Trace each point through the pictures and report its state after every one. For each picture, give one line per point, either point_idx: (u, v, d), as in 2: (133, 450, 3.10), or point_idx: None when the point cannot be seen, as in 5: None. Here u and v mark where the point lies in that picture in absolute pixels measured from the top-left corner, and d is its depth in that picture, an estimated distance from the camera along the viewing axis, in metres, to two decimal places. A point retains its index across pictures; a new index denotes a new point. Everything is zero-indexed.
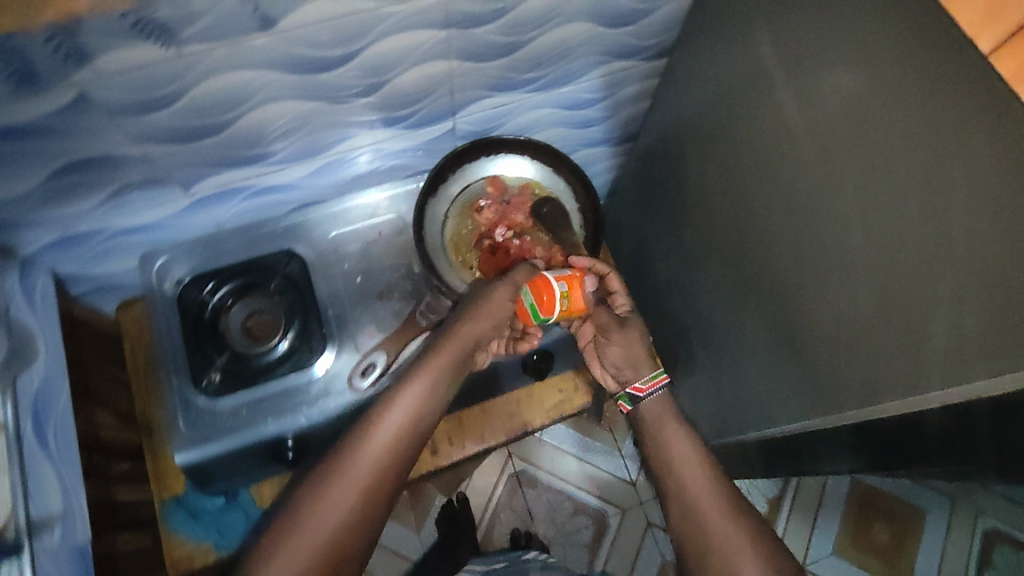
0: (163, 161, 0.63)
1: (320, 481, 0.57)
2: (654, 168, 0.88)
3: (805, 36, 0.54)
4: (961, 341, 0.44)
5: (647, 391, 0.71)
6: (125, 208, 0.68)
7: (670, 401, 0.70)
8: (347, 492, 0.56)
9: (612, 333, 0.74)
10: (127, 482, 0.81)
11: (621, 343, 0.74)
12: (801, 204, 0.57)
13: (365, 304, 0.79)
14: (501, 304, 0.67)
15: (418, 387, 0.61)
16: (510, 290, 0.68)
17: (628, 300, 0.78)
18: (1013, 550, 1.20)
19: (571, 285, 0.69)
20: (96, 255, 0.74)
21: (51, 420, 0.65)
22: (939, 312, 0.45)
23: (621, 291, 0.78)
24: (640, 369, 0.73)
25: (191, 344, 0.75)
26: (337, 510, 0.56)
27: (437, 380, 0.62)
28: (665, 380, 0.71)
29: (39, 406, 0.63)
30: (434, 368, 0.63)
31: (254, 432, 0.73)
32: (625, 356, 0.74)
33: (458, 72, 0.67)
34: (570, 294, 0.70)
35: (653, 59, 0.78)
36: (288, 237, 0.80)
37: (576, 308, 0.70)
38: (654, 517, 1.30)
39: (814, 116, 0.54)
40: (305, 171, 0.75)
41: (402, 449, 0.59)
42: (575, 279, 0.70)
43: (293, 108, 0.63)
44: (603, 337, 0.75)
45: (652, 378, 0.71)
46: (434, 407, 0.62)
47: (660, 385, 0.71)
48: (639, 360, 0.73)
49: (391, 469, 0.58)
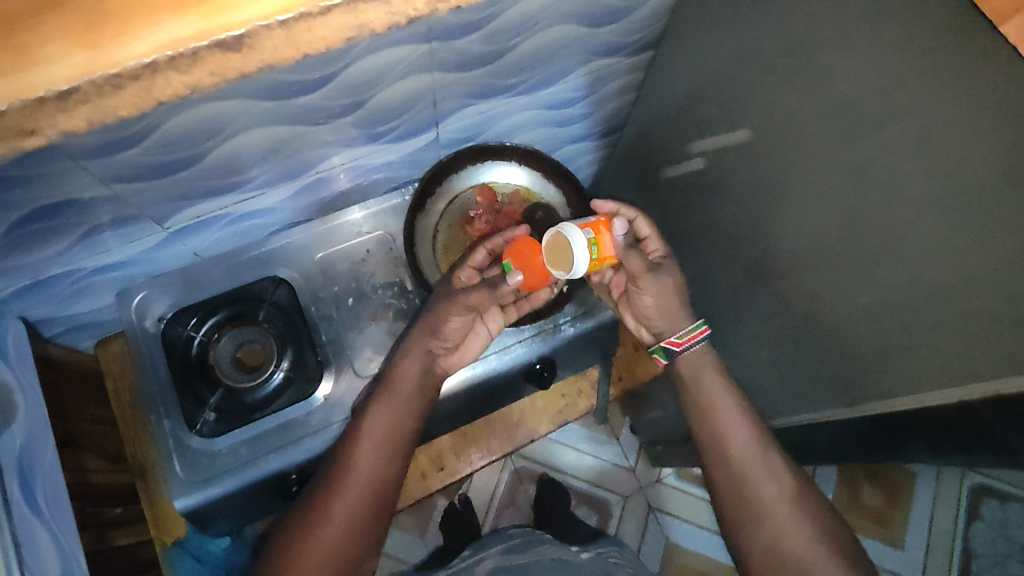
0: (134, 199, 0.59)
1: (325, 492, 0.61)
2: (641, 161, 0.86)
3: (777, 28, 0.52)
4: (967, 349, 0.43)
5: (684, 345, 0.67)
6: (96, 250, 0.65)
7: (709, 354, 0.67)
8: (344, 506, 0.60)
9: (643, 280, 0.68)
10: (123, 526, 0.78)
11: (654, 293, 0.68)
12: (792, 205, 0.56)
13: (359, 326, 0.77)
14: (450, 330, 0.69)
15: (397, 393, 0.66)
16: (463, 313, 0.69)
17: (663, 246, 0.72)
18: (998, 503, 1.24)
19: (598, 231, 0.66)
20: (67, 298, 0.70)
21: (40, 479, 0.61)
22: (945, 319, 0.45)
23: (654, 237, 0.72)
24: (676, 324, 0.69)
25: (180, 384, 0.72)
26: (344, 513, 0.59)
27: (410, 372, 0.67)
28: (705, 332, 0.66)
29: (25, 465, 0.59)
30: (405, 373, 0.67)
31: (255, 470, 0.70)
32: (659, 304, 0.69)
33: (441, 83, 0.64)
34: (599, 241, 0.65)
35: (636, 54, 0.75)
36: (270, 262, 0.78)
37: (608, 255, 0.66)
38: (654, 501, 1.31)
39: (794, 111, 0.52)
40: (285, 195, 0.71)
41: (393, 454, 0.64)
42: (601, 225, 0.67)
43: (269, 134, 0.59)
44: (635, 287, 0.69)
45: (688, 331, 0.67)
46: (412, 412, 0.66)
47: (699, 338, 0.67)
48: (672, 312, 0.68)
49: (388, 470, 0.63)
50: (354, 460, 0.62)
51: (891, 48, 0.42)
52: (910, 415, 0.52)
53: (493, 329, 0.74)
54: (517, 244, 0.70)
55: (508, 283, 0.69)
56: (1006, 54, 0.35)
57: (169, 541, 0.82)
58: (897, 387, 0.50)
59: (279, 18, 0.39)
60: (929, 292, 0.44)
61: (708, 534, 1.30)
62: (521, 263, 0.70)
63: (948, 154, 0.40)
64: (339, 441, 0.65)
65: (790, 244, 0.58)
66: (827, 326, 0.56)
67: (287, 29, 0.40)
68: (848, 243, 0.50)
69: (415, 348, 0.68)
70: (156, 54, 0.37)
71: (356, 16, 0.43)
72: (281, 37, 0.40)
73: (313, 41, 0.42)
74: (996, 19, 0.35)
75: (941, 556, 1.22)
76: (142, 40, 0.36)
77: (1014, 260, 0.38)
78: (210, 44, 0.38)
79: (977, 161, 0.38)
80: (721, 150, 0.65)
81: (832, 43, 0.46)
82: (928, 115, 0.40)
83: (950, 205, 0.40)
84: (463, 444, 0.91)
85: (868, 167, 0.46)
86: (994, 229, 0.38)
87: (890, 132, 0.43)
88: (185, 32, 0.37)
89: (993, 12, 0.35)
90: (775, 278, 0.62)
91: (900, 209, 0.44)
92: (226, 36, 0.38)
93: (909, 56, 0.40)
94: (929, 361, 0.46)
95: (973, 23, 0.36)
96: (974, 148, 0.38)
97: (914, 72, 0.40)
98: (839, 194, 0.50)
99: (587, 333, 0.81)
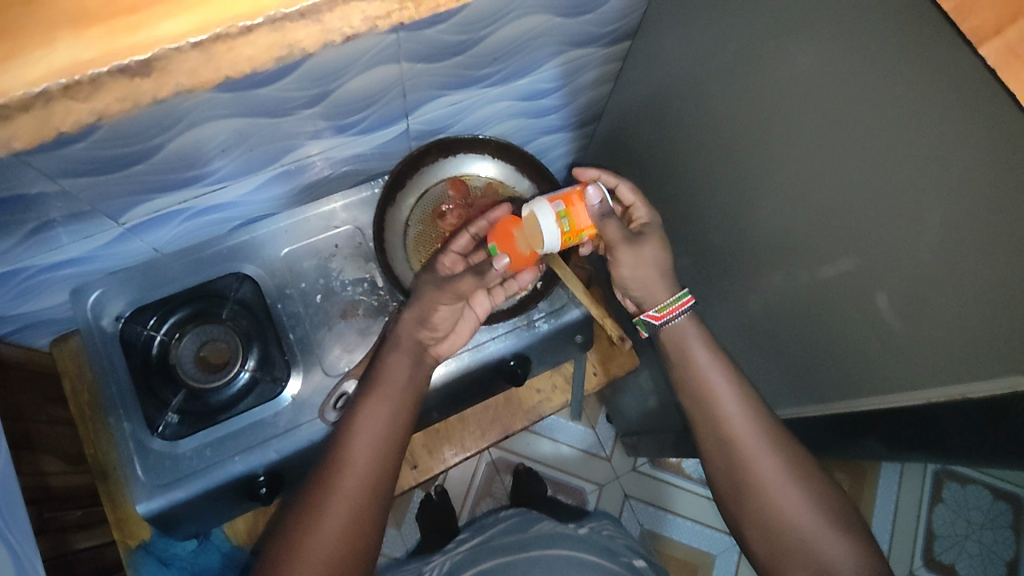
0: (86, 194, 0.56)
1: (324, 483, 0.59)
2: (618, 154, 0.84)
3: (753, 21, 0.50)
4: (940, 363, 0.43)
5: (665, 318, 0.67)
6: (48, 246, 0.61)
7: (692, 323, 0.66)
8: (346, 503, 0.58)
9: (621, 251, 0.67)
10: (82, 529, 0.76)
11: (630, 265, 0.67)
12: (764, 205, 0.55)
13: (328, 324, 0.75)
14: (438, 319, 0.69)
15: (390, 392, 0.65)
16: (451, 302, 0.69)
17: (647, 212, 0.71)
18: (959, 486, 1.27)
19: (569, 203, 0.67)
20: (17, 297, 0.65)
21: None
22: (912, 330, 0.44)
23: (639, 204, 0.71)
24: (657, 293, 0.68)
25: (141, 385, 0.70)
26: (345, 504, 0.58)
27: (400, 366, 0.67)
28: (688, 302, 0.66)
29: None
30: (391, 373, 0.66)
31: (221, 472, 0.69)
32: (636, 274, 0.68)
33: (410, 74, 0.61)
34: (571, 212, 0.67)
35: (612, 44, 0.72)
36: (235, 258, 0.75)
37: (584, 226, 0.68)
38: (630, 489, 1.32)
39: (768, 106, 0.50)
40: (247, 187, 0.68)
41: (391, 447, 0.63)
42: (575, 197, 0.68)
43: (231, 126, 0.56)
44: (612, 255, 0.68)
45: (673, 301, 0.66)
46: (408, 405, 0.65)
47: (683, 309, 0.66)
48: (650, 283, 0.67)
49: (388, 461, 0.62)
50: (351, 450, 0.61)
51: (874, 54, 0.40)
52: (883, 421, 0.52)
53: (481, 313, 0.74)
54: (502, 225, 0.72)
55: (496, 267, 0.69)
56: (978, 76, 0.34)
57: (135, 544, 0.80)
58: (867, 388, 0.50)
59: (193, 38, 0.38)
60: (903, 299, 0.44)
61: (687, 522, 1.31)
62: (506, 246, 0.71)
63: (927, 168, 0.39)
64: (328, 443, 0.64)
65: (764, 245, 0.57)
66: (803, 330, 0.56)
67: (204, 51, 0.39)
68: (816, 245, 0.50)
69: (402, 346, 0.68)
70: (50, 81, 0.37)
71: (285, 34, 0.41)
72: (198, 59, 0.40)
73: (236, 61, 0.41)
74: (975, 39, 0.33)
75: (905, 540, 1.25)
76: (33, 65, 0.37)
77: (994, 273, 0.37)
78: (111, 69, 0.38)
79: (964, 172, 0.37)
80: (697, 144, 0.63)
81: (811, 38, 0.44)
82: (906, 126, 0.39)
83: (923, 216, 0.40)
84: (437, 441, 0.90)
85: (844, 173, 0.45)
86: (970, 243, 0.38)
87: (868, 138, 0.42)
88: (84, 56, 0.37)
89: (972, 32, 0.33)
90: (750, 275, 0.61)
91: (879, 216, 0.43)
92: (130, 60, 0.38)
93: (893, 64, 0.39)
94: (900, 365, 0.46)
95: (953, 41, 0.35)
96: (955, 163, 0.37)
97: (894, 81, 0.39)
98: (811, 195, 0.49)
99: (561, 329, 0.80)
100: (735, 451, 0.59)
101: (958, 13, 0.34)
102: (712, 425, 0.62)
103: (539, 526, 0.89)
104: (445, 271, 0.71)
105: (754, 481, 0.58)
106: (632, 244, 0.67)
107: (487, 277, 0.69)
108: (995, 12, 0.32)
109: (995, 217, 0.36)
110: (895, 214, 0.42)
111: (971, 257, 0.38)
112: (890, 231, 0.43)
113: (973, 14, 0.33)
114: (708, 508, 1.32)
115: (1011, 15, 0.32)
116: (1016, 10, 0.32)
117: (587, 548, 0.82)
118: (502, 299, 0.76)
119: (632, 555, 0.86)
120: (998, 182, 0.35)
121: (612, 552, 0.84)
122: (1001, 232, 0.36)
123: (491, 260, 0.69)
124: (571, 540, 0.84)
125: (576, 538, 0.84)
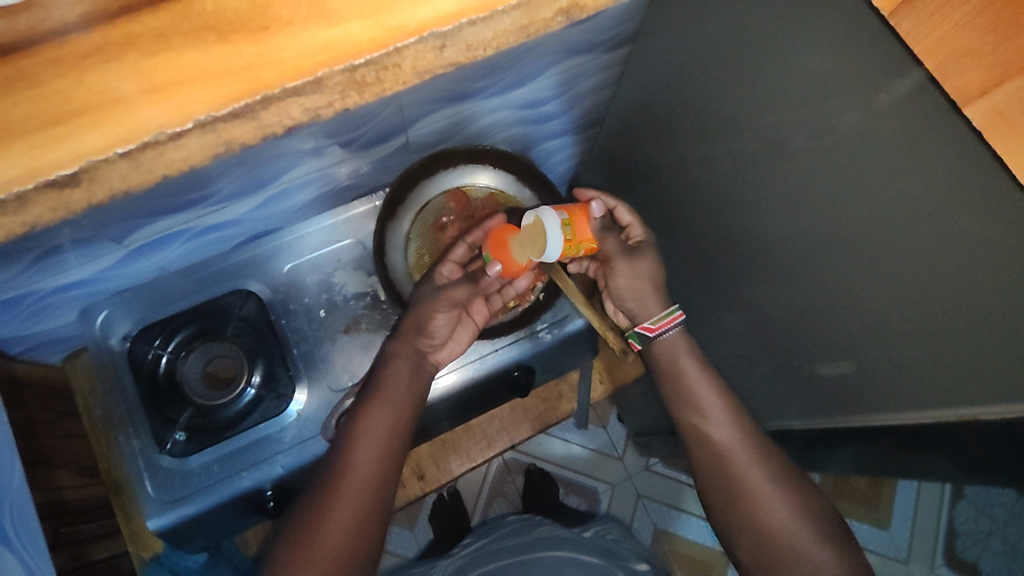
0: (90, 222, 0.55)
1: (327, 488, 0.59)
2: (617, 161, 0.83)
3: (740, 36, 0.48)
4: (941, 405, 0.41)
5: (659, 330, 0.66)
6: (53, 271, 0.61)
7: (683, 341, 0.65)
8: (348, 508, 0.58)
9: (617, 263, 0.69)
10: (97, 540, 0.77)
11: (626, 276, 0.69)
12: (760, 220, 0.53)
13: (331, 339, 0.76)
14: (436, 327, 0.69)
15: (392, 401, 0.64)
16: (448, 309, 0.69)
17: (644, 232, 0.71)
18: None
19: (572, 216, 0.68)
20: (29, 318, 0.66)
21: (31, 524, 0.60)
22: (915, 370, 0.42)
23: (637, 223, 0.72)
24: (649, 308, 0.69)
25: (149, 404, 0.71)
26: (348, 511, 0.58)
27: (401, 373, 0.67)
28: (681, 317, 0.65)
29: (18, 514, 0.58)
30: (394, 381, 0.66)
31: (230, 487, 0.69)
32: (631, 285, 0.69)
33: (404, 92, 0.59)
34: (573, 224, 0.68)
35: (613, 49, 0.69)
36: (239, 274, 0.76)
37: (585, 237, 0.69)
38: (642, 488, 1.32)
39: (760, 124, 0.49)
40: (249, 206, 0.68)
41: (392, 453, 0.63)
42: (577, 212, 0.70)
43: (233, 156, 0.55)
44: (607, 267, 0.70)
45: (664, 316, 0.66)
46: (409, 410, 0.65)
47: (675, 324, 0.65)
48: (644, 295, 0.68)
49: (389, 465, 0.62)
50: (356, 457, 0.61)
51: (867, 89, 0.39)
52: (890, 446, 0.50)
53: (480, 322, 0.73)
54: (498, 233, 0.71)
55: (489, 274, 0.71)
56: (964, 137, 0.33)
57: (149, 556, 0.84)
58: (855, 413, 0.49)
59: (120, 149, 0.38)
60: (902, 332, 0.42)
61: (692, 518, 1.31)
62: (500, 253, 0.70)
63: (921, 207, 0.37)
64: (331, 451, 0.64)
65: (762, 265, 0.55)
66: (800, 354, 0.54)
67: (133, 159, 0.40)
68: (812, 268, 0.49)
69: (402, 356, 0.68)
70: None
71: (218, 134, 0.41)
72: (129, 165, 0.40)
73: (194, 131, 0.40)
74: (961, 101, 0.33)
75: (925, 540, 1.22)
76: None
77: (998, 319, 0.35)
78: (35, 185, 0.38)
79: (973, 220, 0.35)
80: (695, 158, 0.61)
81: (801, 61, 0.43)
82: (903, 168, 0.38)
83: (914, 252, 0.39)
84: (442, 453, 0.90)
85: (836, 200, 0.44)
86: (971, 290, 0.36)
87: (863, 170, 0.41)
88: (6, 174, 0.37)
89: (956, 93, 0.33)
90: (748, 293, 0.60)
91: (873, 245, 0.42)
92: (56, 174, 0.38)
93: (884, 100, 0.37)
94: (897, 394, 0.45)
95: (933, 99, 0.34)
96: (952, 211, 0.36)
97: (888, 120, 0.38)
98: (807, 218, 0.47)
99: (562, 339, 0.80)
100: (730, 473, 0.58)
101: (939, 72, 0.33)
102: (711, 444, 0.60)
103: (539, 527, 0.90)
104: (443, 280, 0.71)
105: (757, 505, 0.57)
106: (629, 257, 0.69)
107: (481, 284, 0.73)
108: (979, 75, 0.32)
109: (993, 266, 0.34)
110: (892, 247, 0.41)
111: (978, 301, 0.36)
112: (883, 262, 0.41)
113: (956, 74, 0.33)
114: (687, 493, 1.32)
115: (996, 79, 0.32)
116: (1002, 72, 0.31)
117: (589, 551, 0.82)
118: (501, 305, 0.75)
119: (636, 559, 0.85)
120: (993, 232, 0.34)
121: (615, 555, 0.83)
122: (999, 283, 0.35)
123: (486, 267, 0.71)
124: (571, 544, 0.83)
125: (577, 542, 0.84)
